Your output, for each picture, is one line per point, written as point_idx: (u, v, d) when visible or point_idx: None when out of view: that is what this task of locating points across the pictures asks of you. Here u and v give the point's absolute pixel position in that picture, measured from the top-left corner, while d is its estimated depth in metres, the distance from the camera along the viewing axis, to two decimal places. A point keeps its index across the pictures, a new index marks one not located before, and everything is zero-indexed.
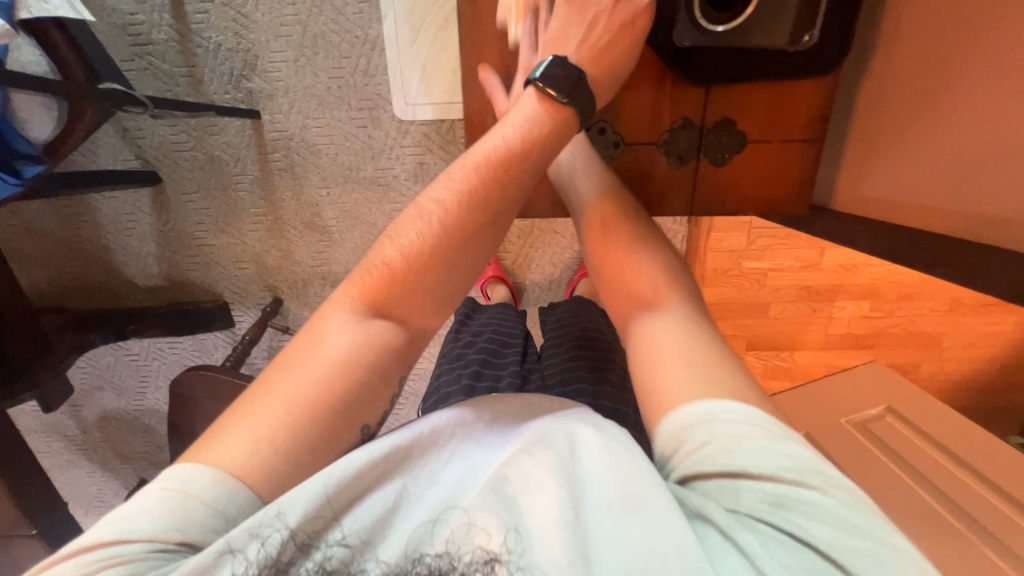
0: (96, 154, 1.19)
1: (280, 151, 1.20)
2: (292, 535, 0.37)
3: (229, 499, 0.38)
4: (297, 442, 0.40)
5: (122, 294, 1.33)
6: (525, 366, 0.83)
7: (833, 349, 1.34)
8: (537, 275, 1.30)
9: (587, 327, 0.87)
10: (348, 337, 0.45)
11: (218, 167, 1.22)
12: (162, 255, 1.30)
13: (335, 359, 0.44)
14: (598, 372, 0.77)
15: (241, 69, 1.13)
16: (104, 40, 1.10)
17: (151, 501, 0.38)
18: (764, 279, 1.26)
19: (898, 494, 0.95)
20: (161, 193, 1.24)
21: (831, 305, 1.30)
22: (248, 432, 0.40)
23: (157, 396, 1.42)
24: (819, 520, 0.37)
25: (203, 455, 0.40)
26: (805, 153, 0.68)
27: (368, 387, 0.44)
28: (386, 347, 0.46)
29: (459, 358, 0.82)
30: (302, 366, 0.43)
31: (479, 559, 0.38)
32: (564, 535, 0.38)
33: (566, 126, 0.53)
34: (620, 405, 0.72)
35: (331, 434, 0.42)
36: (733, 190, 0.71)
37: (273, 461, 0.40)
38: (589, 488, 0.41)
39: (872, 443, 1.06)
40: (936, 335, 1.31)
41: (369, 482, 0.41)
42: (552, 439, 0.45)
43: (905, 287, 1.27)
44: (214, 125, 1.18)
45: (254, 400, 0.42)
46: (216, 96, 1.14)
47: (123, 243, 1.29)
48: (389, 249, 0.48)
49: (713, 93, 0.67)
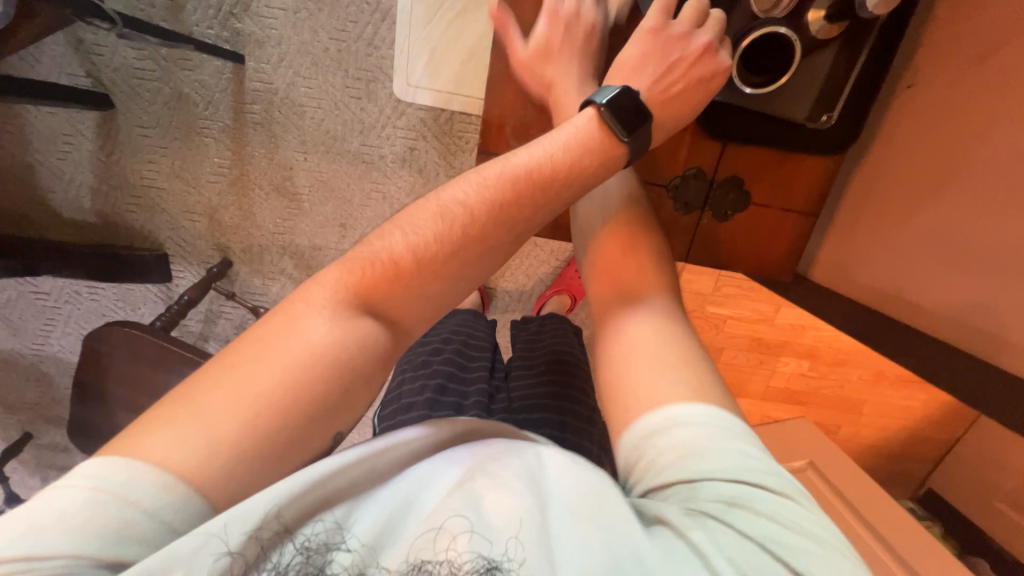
0: (42, 62, 1.04)
1: (260, 104, 1.10)
2: (274, 520, 0.35)
3: (176, 510, 0.33)
4: (265, 445, 0.36)
5: (42, 223, 1.16)
6: (492, 383, 0.80)
7: (770, 400, 1.43)
8: (509, 284, 1.28)
9: (561, 352, 0.85)
10: (334, 330, 0.40)
11: (185, 106, 1.10)
12: (98, 188, 1.15)
13: (311, 357, 0.39)
14: (566, 403, 0.75)
15: (232, 6, 1.03)
16: None
17: (75, 504, 0.32)
18: (722, 324, 1.32)
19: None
20: (111, 121, 1.11)
21: (776, 360, 1.38)
22: (205, 425, 0.35)
23: (62, 343, 1.26)
24: (771, 519, 0.37)
25: (142, 451, 0.34)
26: (800, 225, 0.72)
27: (345, 392, 0.40)
28: (369, 351, 0.41)
29: (425, 365, 0.79)
30: (276, 353, 0.38)
31: (478, 566, 0.35)
32: (534, 542, 0.37)
33: (616, 162, 0.50)
34: (581, 439, 0.71)
35: (300, 439, 0.38)
36: (728, 246, 0.73)
37: (234, 464, 0.35)
38: (556, 496, 0.40)
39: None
40: (858, 401, 1.43)
41: (358, 479, 0.39)
42: (522, 452, 0.44)
43: (841, 354, 1.38)
44: (189, 59, 1.07)
45: (211, 391, 0.36)
46: (196, 28, 1.03)
47: (52, 166, 1.13)
48: (399, 242, 0.44)
49: (729, 151, 0.67)
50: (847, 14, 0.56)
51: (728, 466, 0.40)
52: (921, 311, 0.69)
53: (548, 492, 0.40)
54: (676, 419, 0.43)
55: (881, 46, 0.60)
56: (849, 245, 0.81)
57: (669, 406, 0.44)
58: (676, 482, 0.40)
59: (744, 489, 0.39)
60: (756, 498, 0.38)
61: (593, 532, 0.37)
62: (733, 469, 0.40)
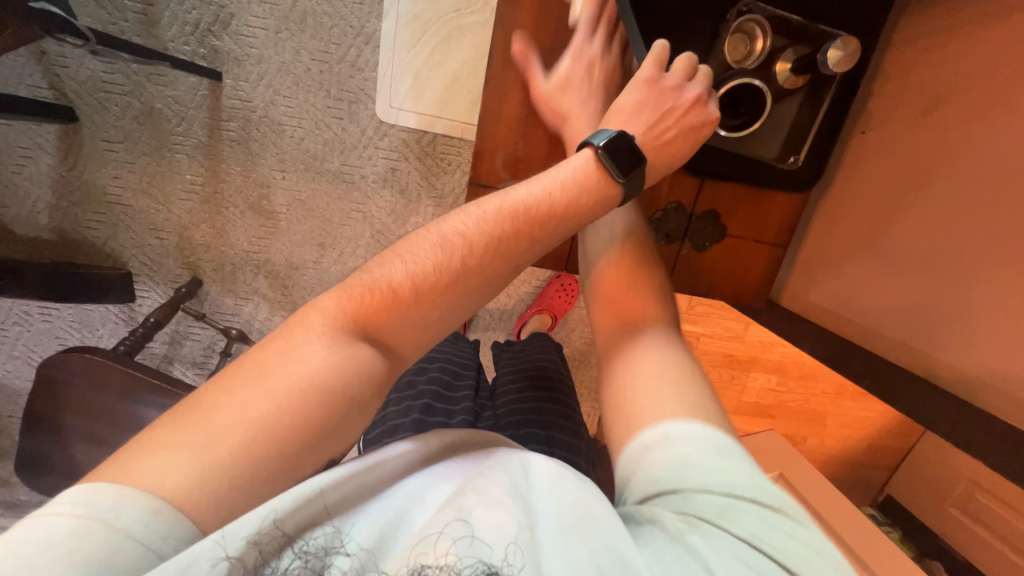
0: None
1: (237, 122, 1.08)
2: (278, 527, 0.36)
3: (166, 536, 0.33)
4: (259, 473, 0.36)
5: None
6: (478, 402, 0.81)
7: (742, 415, 1.48)
8: (491, 303, 1.29)
9: (545, 370, 0.86)
10: (329, 358, 0.39)
11: (156, 122, 1.06)
12: (57, 204, 1.09)
13: (304, 384, 0.38)
14: (554, 416, 0.77)
15: (209, 23, 1.01)
16: None
17: (59, 533, 0.32)
18: (696, 342, 1.37)
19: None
20: (74, 135, 1.06)
21: (747, 375, 1.43)
22: (198, 449, 0.34)
23: (8, 369, 1.17)
24: (756, 523, 0.40)
25: (131, 476, 0.34)
26: (772, 255, 0.76)
27: (342, 421, 0.39)
28: (366, 378, 0.41)
29: (411, 386, 0.79)
30: (271, 376, 0.38)
31: (480, 571, 0.37)
32: (528, 551, 0.39)
33: (610, 200, 0.52)
34: (571, 452, 0.73)
35: (295, 465, 0.38)
36: (707, 275, 0.77)
37: (226, 492, 0.35)
38: (541, 508, 0.43)
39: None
40: (822, 413, 1.50)
41: (355, 490, 0.41)
42: (508, 464, 0.46)
43: (806, 369, 1.45)
44: (162, 74, 1.04)
45: (206, 414, 0.36)
46: (172, 44, 1.01)
47: (6, 180, 1.06)
48: (397, 268, 0.44)
49: (707, 186, 0.71)
50: (812, 68, 0.61)
51: (717, 477, 0.42)
52: (870, 335, 0.74)
53: (533, 506, 0.43)
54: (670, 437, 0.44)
55: (840, 91, 0.65)
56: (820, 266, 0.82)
57: (665, 428, 0.45)
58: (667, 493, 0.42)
59: (731, 495, 0.41)
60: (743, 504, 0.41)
61: (589, 544, 0.40)
62: (720, 472, 0.42)
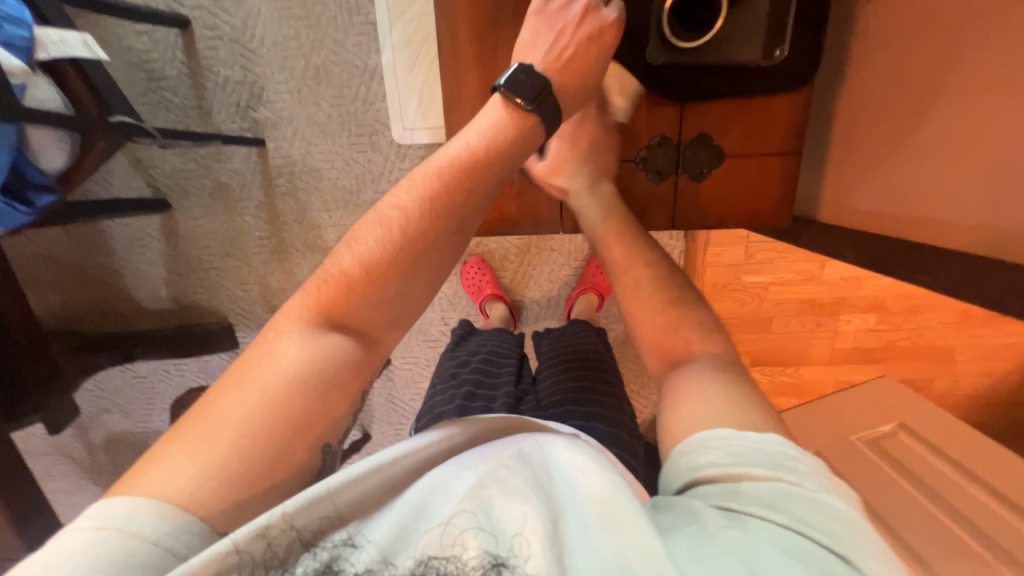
0: (109, 181, 1.24)
1: (284, 176, 1.24)
2: (298, 535, 0.39)
3: (177, 535, 0.37)
4: (255, 465, 0.40)
5: (131, 316, 1.36)
6: (519, 387, 0.83)
7: (840, 364, 1.31)
8: (535, 292, 1.31)
9: (583, 350, 0.87)
10: (310, 353, 0.44)
11: (225, 193, 1.26)
12: (170, 278, 1.34)
13: (288, 379, 0.43)
14: (596, 394, 0.76)
15: (247, 100, 1.18)
16: (117, 76, 1.14)
17: (81, 542, 0.35)
18: (764, 292, 1.25)
19: (922, 526, 0.91)
20: (170, 219, 1.29)
21: (836, 319, 1.27)
22: (197, 456, 0.39)
23: (161, 418, 1.44)
24: (810, 517, 0.39)
25: (141, 487, 0.38)
26: (785, 164, 0.71)
27: (325, 408, 0.44)
28: (339, 363, 0.45)
29: (453, 377, 0.83)
30: (250, 381, 0.43)
31: (485, 562, 0.38)
32: (540, 543, 0.39)
33: (532, 134, 0.55)
34: (612, 426, 0.71)
35: (284, 455, 0.41)
36: (714, 205, 0.74)
37: (224, 488, 0.39)
38: (567, 503, 0.44)
39: (895, 473, 1.03)
40: (947, 348, 1.27)
41: (370, 493, 0.42)
42: (529, 455, 0.46)
43: (912, 299, 1.24)
44: (222, 153, 1.23)
45: (200, 422, 0.41)
46: (224, 125, 1.19)
47: (133, 267, 1.33)
48: (346, 258, 0.49)
49: (689, 109, 0.69)
50: None
51: (767, 470, 0.42)
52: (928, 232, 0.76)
53: (558, 501, 0.43)
54: (716, 440, 0.45)
55: None
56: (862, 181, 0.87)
57: (712, 429, 0.46)
58: (715, 485, 0.43)
59: (784, 489, 0.41)
60: (797, 499, 0.40)
61: (620, 541, 0.39)
62: (771, 471, 0.42)
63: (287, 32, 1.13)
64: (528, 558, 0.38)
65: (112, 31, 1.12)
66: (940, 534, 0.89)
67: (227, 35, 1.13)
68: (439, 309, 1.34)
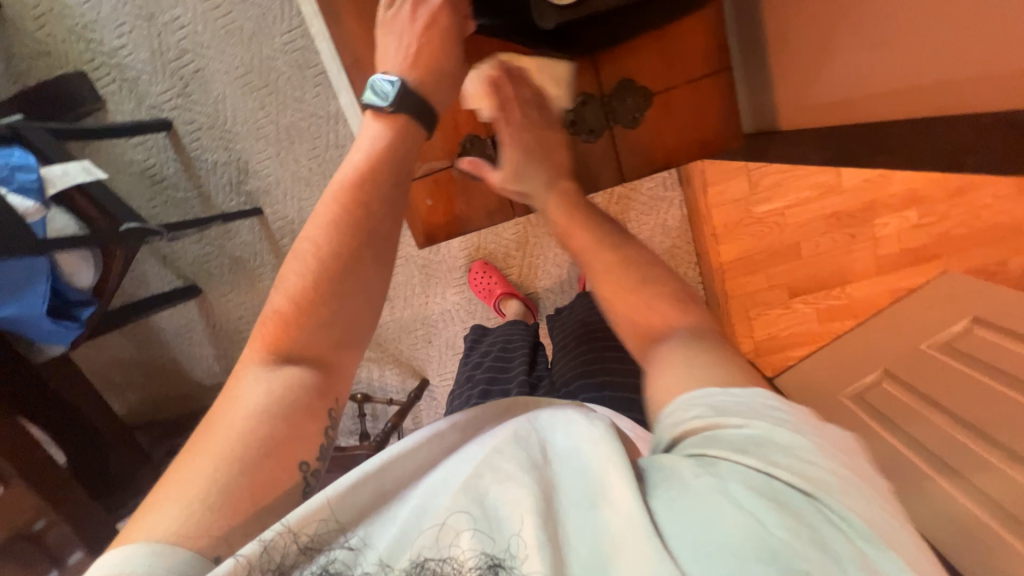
0: (147, 281, 1.38)
1: (288, 236, 1.32)
2: (293, 534, 0.40)
3: (169, 565, 0.38)
4: (241, 489, 0.43)
5: (197, 395, 1.50)
6: (534, 374, 0.85)
7: (890, 273, 1.19)
8: (547, 280, 1.30)
9: (588, 324, 0.87)
10: (278, 382, 0.49)
11: (243, 265, 1.36)
12: (219, 353, 1.46)
13: (254, 411, 0.46)
14: (609, 358, 0.78)
15: (237, 176, 1.27)
16: (128, 189, 1.27)
17: None
18: (783, 218, 1.17)
19: (1013, 421, 0.81)
20: (205, 301, 1.41)
21: (872, 225, 1.16)
22: (180, 496, 0.42)
23: None
24: (793, 469, 0.36)
25: (134, 536, 0.40)
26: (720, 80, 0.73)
27: (294, 431, 0.47)
28: (301, 388, 0.49)
29: (470, 380, 0.88)
30: (223, 422, 0.46)
31: (482, 563, 0.38)
32: (536, 528, 0.38)
33: (411, 132, 0.62)
34: (624, 392, 0.71)
35: (268, 478, 0.44)
36: (658, 144, 0.76)
37: (211, 515, 0.41)
38: (562, 481, 0.43)
39: (972, 370, 0.92)
40: (1012, 223, 1.12)
41: (368, 501, 0.44)
42: (523, 436, 0.46)
43: (954, 181, 1.11)
44: (230, 230, 1.33)
45: (183, 469, 0.44)
46: (225, 205, 1.29)
47: (187, 351, 1.46)
48: (277, 297, 0.54)
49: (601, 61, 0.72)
50: None
51: (747, 419, 0.39)
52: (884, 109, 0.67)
53: (553, 480, 0.43)
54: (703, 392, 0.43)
55: None
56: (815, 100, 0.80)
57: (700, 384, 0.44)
58: (697, 434, 0.41)
59: (764, 436, 0.38)
60: (779, 450, 0.37)
61: (608, 514, 0.39)
62: (757, 420, 0.39)
63: (253, 104, 1.20)
64: (520, 541, 0.38)
65: (114, 151, 1.25)
66: None
67: (205, 124, 1.22)
68: (460, 321, 1.36)
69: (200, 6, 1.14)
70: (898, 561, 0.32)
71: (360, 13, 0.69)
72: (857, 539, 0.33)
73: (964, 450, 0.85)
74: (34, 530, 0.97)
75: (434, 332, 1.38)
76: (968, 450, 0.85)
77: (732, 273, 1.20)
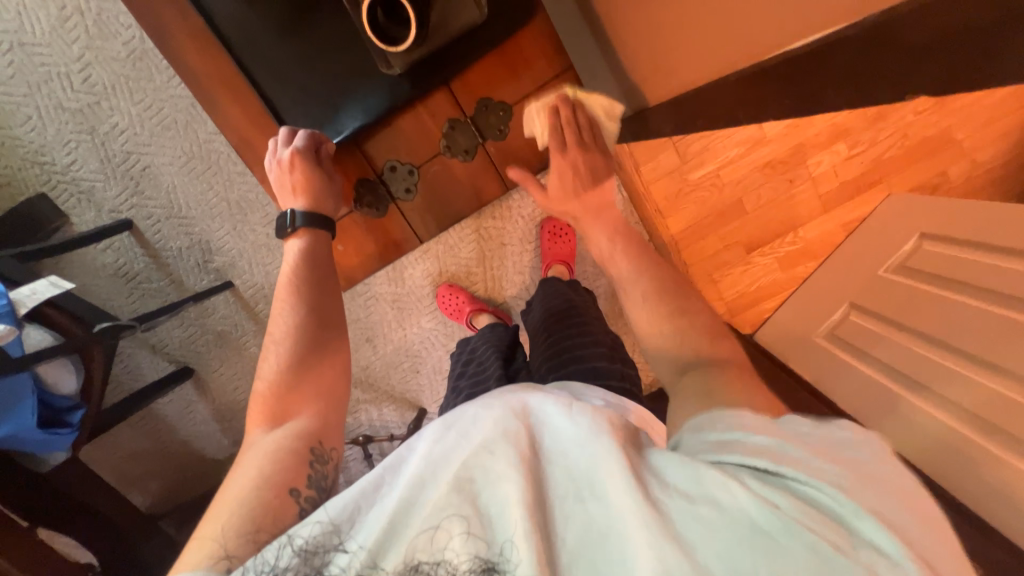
0: (141, 372, 1.41)
1: (262, 301, 1.37)
2: (292, 543, 0.42)
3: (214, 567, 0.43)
4: (262, 510, 0.48)
5: (213, 471, 1.53)
6: (511, 369, 0.92)
7: (839, 207, 1.20)
8: (513, 288, 1.34)
9: (557, 311, 0.96)
10: (280, 431, 0.57)
11: (226, 338, 1.41)
12: (224, 427, 1.50)
13: (266, 452, 0.54)
14: (573, 339, 0.86)
15: (202, 256, 1.33)
16: (105, 290, 1.33)
17: None
18: (720, 179, 1.20)
19: (972, 324, 0.81)
20: (200, 380, 1.44)
21: (806, 166, 1.18)
22: (218, 522, 0.48)
23: None
24: (802, 479, 0.36)
25: (183, 561, 0.44)
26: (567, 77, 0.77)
27: (286, 468, 0.53)
28: (303, 432, 0.57)
29: (454, 389, 0.93)
30: (242, 465, 0.54)
31: (473, 564, 0.38)
32: (522, 524, 0.38)
33: (319, 235, 0.74)
34: (589, 365, 0.79)
35: (275, 502, 0.50)
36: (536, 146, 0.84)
37: (242, 530, 0.46)
38: (552, 472, 0.41)
39: (920, 282, 0.92)
40: (939, 134, 1.14)
41: (359, 511, 0.42)
42: (514, 431, 0.43)
43: (871, 107, 1.14)
44: (207, 307, 1.38)
45: (217, 508, 0.50)
46: (197, 285, 1.35)
47: (194, 431, 1.49)
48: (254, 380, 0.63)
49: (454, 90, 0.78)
50: None
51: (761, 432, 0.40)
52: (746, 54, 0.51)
53: (546, 472, 0.41)
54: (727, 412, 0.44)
55: None
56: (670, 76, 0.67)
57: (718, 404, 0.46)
58: (712, 437, 0.42)
59: (780, 451, 0.38)
60: (788, 458, 0.38)
61: (594, 507, 0.39)
62: (777, 431, 0.40)
63: (202, 187, 1.27)
64: (515, 540, 0.38)
65: (84, 258, 1.31)
66: (993, 321, 0.78)
67: (162, 215, 1.29)
68: (441, 344, 1.40)
69: (134, 109, 1.22)
70: (900, 545, 0.32)
71: (244, 89, 0.72)
72: (852, 522, 0.34)
73: (933, 362, 0.85)
74: None
75: (420, 361, 1.41)
76: (936, 363, 0.85)
77: (686, 242, 1.23)
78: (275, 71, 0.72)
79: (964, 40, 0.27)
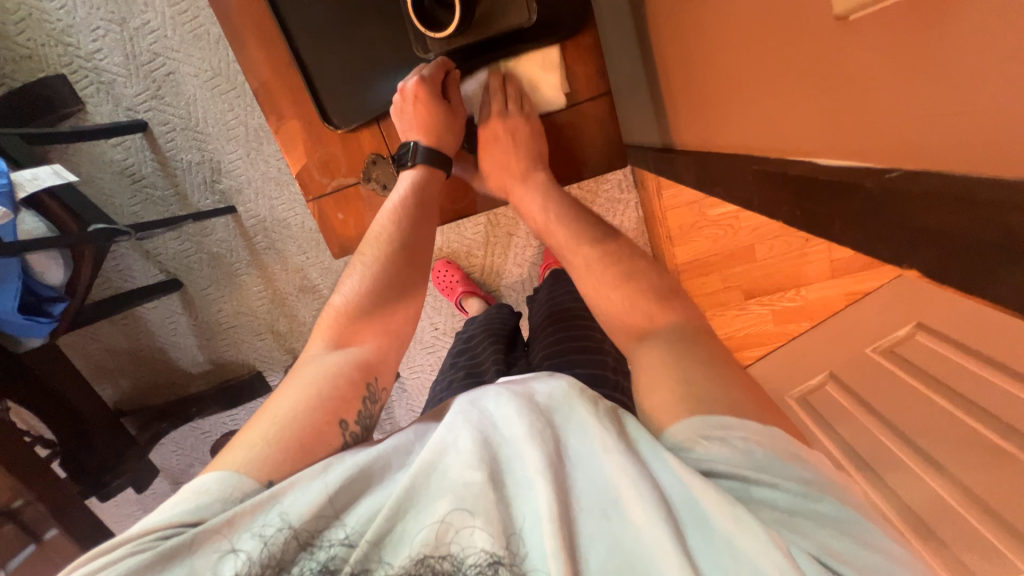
0: (131, 275, 1.42)
1: (261, 233, 1.37)
2: (295, 533, 0.39)
3: (235, 486, 0.43)
4: (305, 430, 0.48)
5: (183, 383, 1.54)
6: (509, 357, 0.89)
7: (845, 275, 1.22)
8: (509, 278, 1.34)
9: (566, 302, 0.91)
10: (341, 354, 0.56)
11: (222, 261, 1.41)
12: (202, 344, 1.50)
13: (312, 382, 0.52)
14: (578, 341, 0.78)
15: (210, 175, 1.31)
16: (109, 187, 1.31)
17: (173, 501, 0.43)
18: (737, 221, 1.19)
19: (926, 420, 0.80)
20: (187, 295, 1.45)
21: None
22: (246, 442, 0.47)
23: None
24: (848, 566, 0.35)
25: (217, 466, 0.46)
26: (599, 106, 0.78)
27: (340, 396, 0.52)
28: (349, 362, 0.55)
29: (452, 365, 0.91)
30: (299, 377, 0.53)
31: (483, 561, 0.37)
32: (547, 535, 0.37)
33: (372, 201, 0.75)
34: (590, 367, 0.73)
35: (316, 429, 0.48)
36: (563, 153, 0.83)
37: (268, 452, 0.45)
38: (582, 486, 0.40)
39: (893, 367, 0.91)
40: None
41: (359, 485, 0.43)
42: (541, 432, 0.42)
43: None
44: (207, 227, 1.38)
45: (249, 429, 0.49)
46: (201, 203, 1.33)
47: (172, 341, 1.50)
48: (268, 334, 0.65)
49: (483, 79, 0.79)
50: None
51: (792, 487, 0.39)
52: (763, 133, 0.47)
53: (572, 475, 0.41)
54: (730, 433, 0.41)
55: None
56: (685, 117, 0.63)
57: (719, 417, 0.42)
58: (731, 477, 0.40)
59: (818, 524, 0.37)
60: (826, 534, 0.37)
61: (614, 528, 0.38)
62: (811, 486, 0.39)
63: (223, 106, 1.25)
64: (546, 557, 0.36)
65: (94, 151, 1.29)
66: (936, 415, 0.79)
67: (178, 124, 1.27)
68: (428, 315, 1.40)
69: (167, 10, 1.18)
70: None
71: (271, 32, 0.70)
72: None
73: (880, 445, 0.85)
74: (11, 507, 1.00)
75: None
76: (885, 449, 0.84)
77: (688, 275, 1.22)
78: (308, 20, 0.69)
79: (989, 253, 0.26)
